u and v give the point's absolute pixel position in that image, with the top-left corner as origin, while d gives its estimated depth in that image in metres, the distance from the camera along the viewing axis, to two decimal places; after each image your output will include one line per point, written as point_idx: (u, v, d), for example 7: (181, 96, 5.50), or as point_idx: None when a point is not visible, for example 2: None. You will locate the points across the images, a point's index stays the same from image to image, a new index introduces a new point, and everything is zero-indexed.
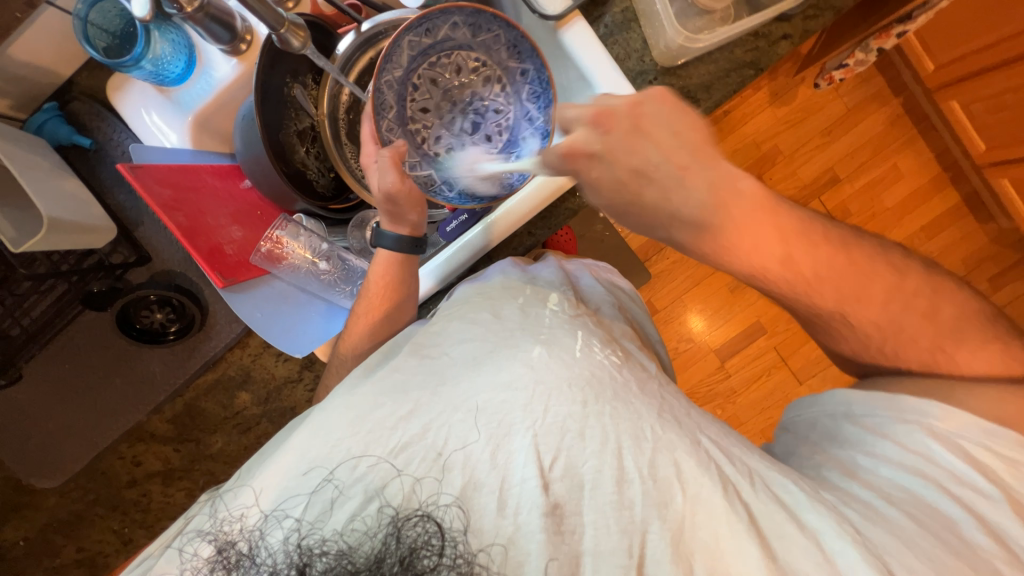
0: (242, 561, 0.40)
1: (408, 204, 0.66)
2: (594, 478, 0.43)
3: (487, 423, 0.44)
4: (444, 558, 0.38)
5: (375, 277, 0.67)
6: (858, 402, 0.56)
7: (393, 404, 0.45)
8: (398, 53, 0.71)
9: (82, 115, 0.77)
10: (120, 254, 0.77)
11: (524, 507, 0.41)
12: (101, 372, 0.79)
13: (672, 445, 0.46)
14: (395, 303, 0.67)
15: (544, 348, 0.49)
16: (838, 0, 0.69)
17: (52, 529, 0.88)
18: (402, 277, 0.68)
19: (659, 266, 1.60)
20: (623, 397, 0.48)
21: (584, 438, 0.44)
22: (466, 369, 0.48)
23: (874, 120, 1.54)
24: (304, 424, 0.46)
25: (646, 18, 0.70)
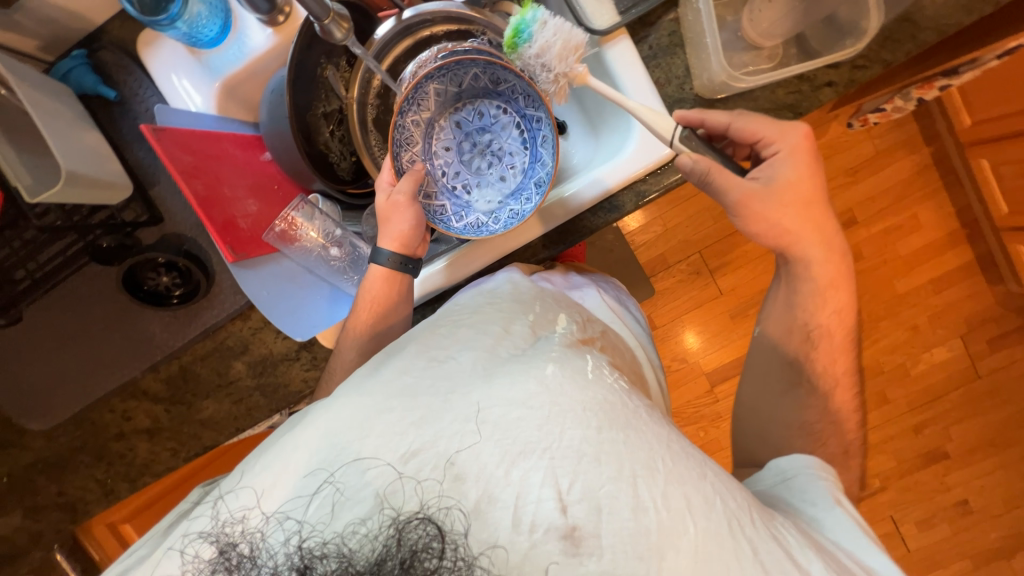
0: (244, 563, 0.42)
1: (392, 219, 0.69)
2: (611, 503, 0.42)
3: (502, 439, 0.44)
4: (444, 561, 0.40)
5: (367, 291, 0.69)
6: (793, 464, 0.59)
7: (403, 410, 0.45)
8: (422, 97, 0.74)
9: (109, 65, 0.75)
10: (133, 211, 0.77)
11: (541, 526, 0.41)
12: (102, 324, 0.79)
13: (682, 478, 0.45)
14: (391, 316, 0.68)
15: (557, 365, 0.49)
16: (889, 53, 0.67)
17: (34, 469, 0.89)
18: (396, 291, 0.70)
19: (665, 283, 1.60)
20: (634, 425, 0.47)
21: (600, 463, 0.43)
22: (480, 380, 0.47)
23: (901, 167, 1.53)
24: (304, 423, 0.47)
25: (692, 46, 0.69)
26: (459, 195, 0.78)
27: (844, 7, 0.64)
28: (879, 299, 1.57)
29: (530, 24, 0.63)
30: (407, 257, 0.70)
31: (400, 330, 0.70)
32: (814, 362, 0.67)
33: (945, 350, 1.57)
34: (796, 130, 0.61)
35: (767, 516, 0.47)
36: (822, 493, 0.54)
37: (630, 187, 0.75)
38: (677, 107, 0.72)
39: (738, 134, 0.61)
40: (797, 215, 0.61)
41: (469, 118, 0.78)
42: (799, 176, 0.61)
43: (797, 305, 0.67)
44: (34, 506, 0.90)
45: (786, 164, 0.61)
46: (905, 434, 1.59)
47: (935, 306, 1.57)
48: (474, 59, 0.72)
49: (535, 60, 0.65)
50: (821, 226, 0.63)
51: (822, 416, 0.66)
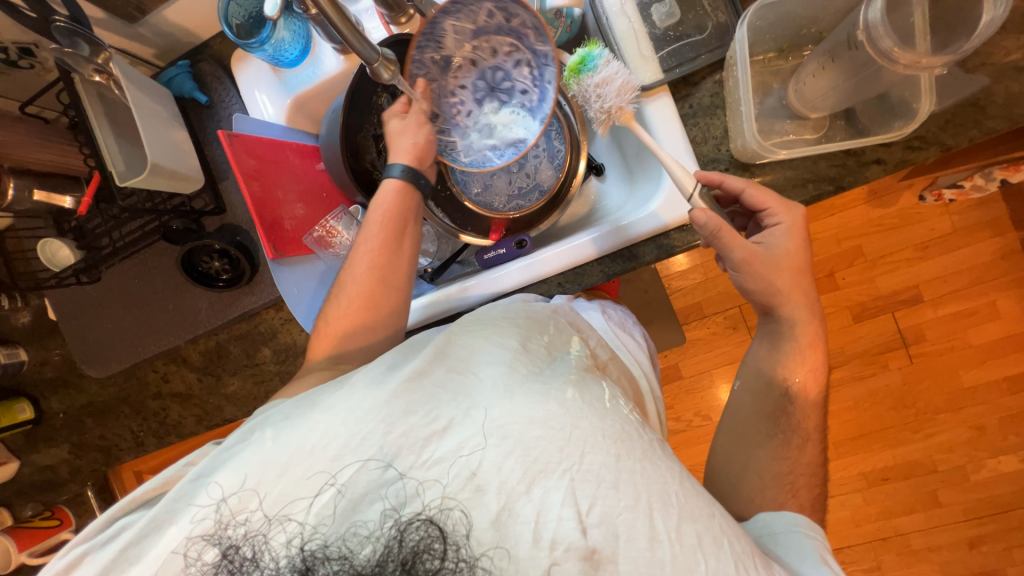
0: (246, 564, 0.44)
1: (407, 134, 0.74)
2: (627, 532, 0.43)
3: (523, 456, 0.44)
4: (446, 562, 0.43)
5: (380, 206, 0.72)
6: (778, 520, 0.59)
7: (425, 416, 0.46)
8: (440, 37, 0.73)
9: (205, 75, 0.88)
10: (202, 201, 0.87)
11: (561, 544, 0.42)
12: (160, 295, 0.89)
13: (694, 515, 0.44)
14: (404, 235, 0.73)
15: (576, 390, 0.49)
16: (950, 137, 0.63)
17: (85, 411, 1.00)
18: (405, 208, 0.73)
19: (696, 332, 1.54)
20: (651, 458, 0.46)
21: (618, 490, 0.43)
22: (498, 396, 0.46)
23: (981, 249, 1.39)
24: (323, 407, 0.47)
25: (731, 110, 0.69)
26: (467, 133, 0.80)
27: (898, 87, 0.61)
28: (942, 390, 1.42)
29: (596, 58, 0.68)
30: (417, 171, 0.74)
31: (409, 250, 0.73)
32: (789, 416, 0.67)
33: (1015, 460, 1.39)
34: (795, 209, 0.64)
35: (768, 566, 0.47)
36: (808, 551, 0.54)
37: (652, 238, 0.76)
38: (710, 167, 0.71)
39: (749, 201, 0.64)
40: (789, 282, 0.64)
41: (483, 58, 0.76)
42: (793, 249, 0.64)
43: (778, 360, 0.67)
44: (79, 444, 1.01)
45: (786, 237, 0.64)
46: (956, 546, 1.41)
47: (1007, 407, 1.40)
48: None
49: (593, 89, 0.66)
50: (807, 293, 0.66)
51: (792, 468, 0.65)
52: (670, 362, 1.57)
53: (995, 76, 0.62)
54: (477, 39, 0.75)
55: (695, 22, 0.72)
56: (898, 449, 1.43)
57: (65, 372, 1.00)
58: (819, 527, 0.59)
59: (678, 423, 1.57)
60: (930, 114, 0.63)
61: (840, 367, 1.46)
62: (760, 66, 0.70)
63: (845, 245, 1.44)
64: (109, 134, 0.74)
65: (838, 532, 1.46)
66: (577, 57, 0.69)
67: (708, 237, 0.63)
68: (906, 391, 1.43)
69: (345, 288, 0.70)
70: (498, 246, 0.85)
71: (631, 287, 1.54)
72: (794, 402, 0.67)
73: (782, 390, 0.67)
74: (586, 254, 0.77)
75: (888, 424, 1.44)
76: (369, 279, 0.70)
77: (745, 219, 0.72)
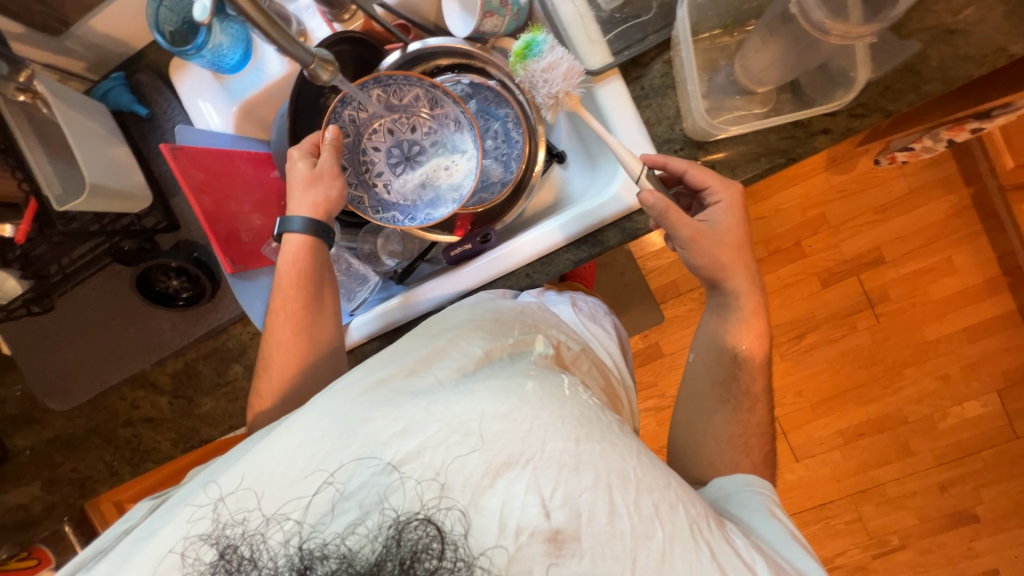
0: (245, 564, 0.44)
1: (318, 187, 0.72)
2: (589, 510, 0.43)
3: (487, 452, 0.44)
4: (444, 561, 0.43)
5: (285, 268, 0.71)
6: (728, 483, 0.62)
7: (386, 418, 0.45)
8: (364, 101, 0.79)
9: (144, 86, 0.84)
10: (153, 219, 0.83)
11: (526, 529, 0.42)
12: (119, 320, 0.86)
13: (651, 486, 0.45)
14: (321, 292, 0.72)
15: (536, 381, 0.49)
16: (891, 103, 0.65)
17: (53, 445, 0.97)
18: (317, 265, 0.72)
19: (674, 310, 1.57)
20: (609, 437, 0.47)
21: (578, 472, 0.44)
22: (463, 394, 0.46)
23: (934, 207, 1.45)
24: (285, 425, 0.47)
25: (681, 88, 0.69)
26: (379, 193, 0.84)
27: (838, 58, 0.62)
28: (907, 345, 1.48)
29: (541, 42, 0.69)
30: (321, 223, 0.72)
31: (330, 304, 0.73)
32: (739, 382, 0.69)
33: (977, 405, 1.47)
34: (732, 185, 0.66)
35: (722, 526, 0.49)
36: (758, 508, 0.56)
37: (616, 223, 0.77)
38: (666, 147, 0.72)
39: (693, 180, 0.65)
40: (732, 256, 0.67)
41: (401, 130, 0.84)
42: (733, 224, 0.66)
43: (725, 327, 0.69)
44: (51, 480, 0.98)
45: (726, 213, 0.66)
46: (928, 491, 1.49)
47: (967, 357, 1.47)
48: (420, 80, 0.79)
49: (540, 74, 0.68)
50: (748, 265, 0.68)
51: (744, 429, 0.67)
52: (651, 341, 1.59)
53: (928, 40, 0.64)
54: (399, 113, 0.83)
55: (640, 3, 0.72)
56: (870, 406, 1.50)
57: (27, 407, 0.96)
58: (767, 484, 0.61)
59: (662, 400, 1.60)
60: (869, 82, 0.65)
61: (811, 332, 1.51)
62: (706, 44, 0.71)
63: (809, 213, 1.48)
64: (41, 155, 0.71)
65: (819, 489, 1.52)
66: (522, 41, 0.70)
67: (657, 216, 0.64)
68: (874, 349, 1.49)
69: (271, 355, 0.70)
70: (464, 241, 0.83)
71: (607, 272, 1.55)
72: (743, 367, 0.69)
73: (748, 362, 0.69)
74: (554, 242, 0.77)
75: (859, 382, 1.50)
76: (294, 343, 0.70)
77: (689, 199, 0.74)
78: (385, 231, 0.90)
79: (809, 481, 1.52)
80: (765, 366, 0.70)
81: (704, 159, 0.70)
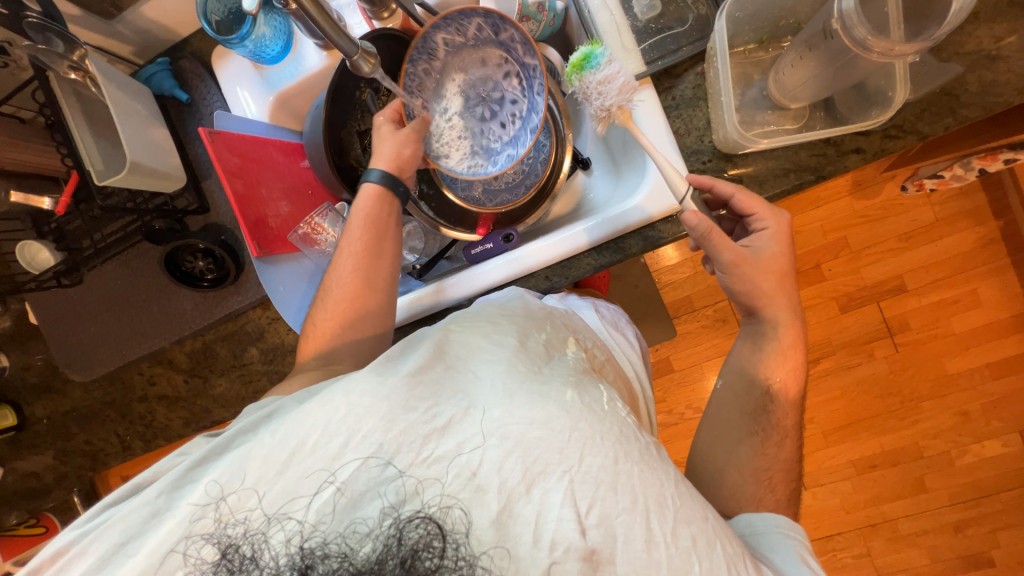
0: (246, 564, 0.43)
1: (393, 141, 0.73)
2: (625, 534, 0.43)
3: (523, 458, 0.43)
4: (444, 560, 0.42)
5: (361, 209, 0.73)
6: (759, 522, 0.60)
7: (427, 413, 0.45)
8: (432, 49, 0.78)
9: (186, 72, 0.87)
10: (185, 200, 0.86)
11: (561, 544, 0.42)
12: (143, 297, 0.88)
13: (689, 518, 0.45)
14: (386, 237, 0.73)
15: (575, 391, 0.49)
16: (927, 125, 0.64)
17: (70, 417, 0.99)
18: (388, 210, 0.74)
19: (687, 326, 1.55)
20: (648, 460, 0.46)
21: (616, 492, 0.44)
22: (499, 397, 0.46)
23: (962, 239, 1.42)
24: (319, 397, 0.45)
25: (713, 101, 0.69)
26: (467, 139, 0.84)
27: (875, 76, 0.62)
28: (926, 378, 1.44)
29: (599, 56, 0.67)
30: (395, 177, 0.74)
31: (392, 253, 0.74)
32: (769, 414, 0.68)
33: (999, 444, 1.42)
34: (781, 215, 0.66)
35: (757, 566, 0.48)
36: (791, 556, 0.54)
37: (639, 231, 0.76)
38: (694, 158, 0.72)
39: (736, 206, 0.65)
40: (773, 285, 0.66)
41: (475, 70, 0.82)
42: (777, 253, 0.66)
43: (761, 359, 0.68)
44: (64, 450, 1.00)
45: (772, 241, 0.66)
46: (943, 530, 1.44)
47: (989, 393, 1.43)
48: (474, 9, 0.74)
49: (595, 86, 0.65)
50: (790, 297, 0.68)
51: (770, 464, 0.66)
52: (662, 356, 1.57)
53: (969, 65, 0.63)
54: (467, 50, 0.81)
55: (676, 15, 0.72)
56: (883, 437, 1.46)
57: (49, 378, 0.98)
58: (800, 527, 0.59)
59: (670, 415, 1.58)
60: (906, 103, 0.64)
61: (827, 357, 1.48)
62: (741, 57, 0.71)
63: (830, 237, 1.46)
64: (87, 133, 0.74)
65: (828, 520, 1.48)
66: (581, 53, 0.68)
67: (699, 238, 0.64)
68: (892, 379, 1.46)
69: (332, 293, 0.70)
70: (484, 240, 0.85)
71: (621, 283, 1.55)
72: (775, 400, 0.68)
73: (762, 385, 0.68)
74: (577, 246, 0.77)
75: (875, 412, 1.46)
76: (354, 282, 0.70)
77: (731, 223, 0.74)
78: (408, 226, 0.93)
79: (818, 510, 1.48)
80: (798, 402, 0.69)
81: (733, 171, 0.70)
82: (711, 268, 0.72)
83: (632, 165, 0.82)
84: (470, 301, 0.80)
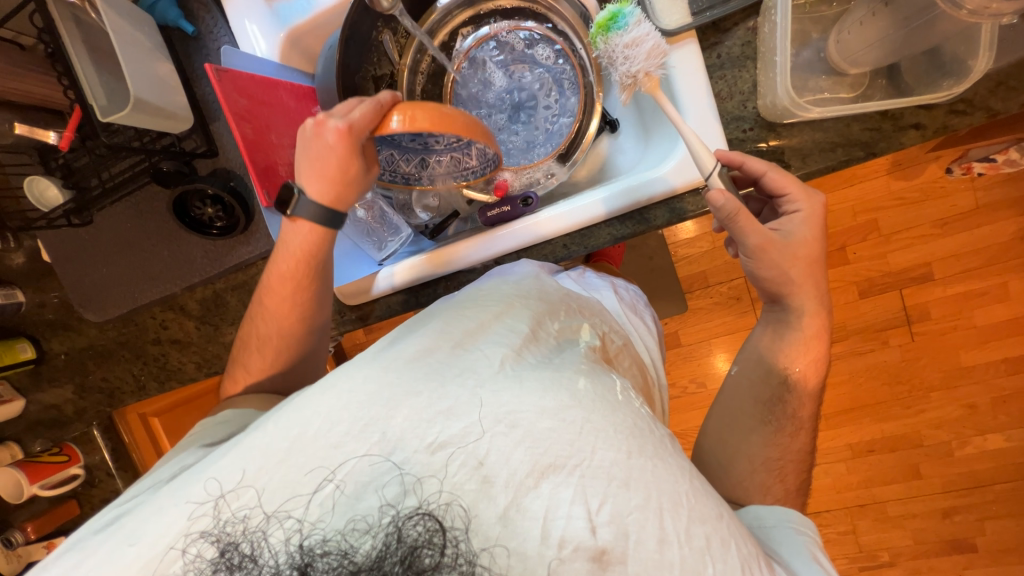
0: (246, 562, 0.43)
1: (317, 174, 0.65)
2: (638, 533, 0.42)
3: (533, 448, 0.43)
4: (445, 558, 0.41)
5: (295, 245, 0.67)
6: (766, 514, 0.59)
7: (431, 396, 0.44)
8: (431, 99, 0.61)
9: (192, 1, 0.82)
10: (193, 141, 0.83)
11: (570, 542, 0.41)
12: (153, 241, 0.87)
13: (703, 516, 0.44)
14: (314, 279, 0.68)
15: (588, 379, 0.48)
16: (999, 101, 0.58)
17: (86, 353, 1.01)
18: (323, 253, 0.68)
19: (700, 302, 1.52)
20: (661, 455, 0.46)
21: (629, 489, 0.43)
22: (505, 379, 0.46)
23: (1001, 228, 1.34)
24: (320, 386, 0.45)
25: (763, 62, 0.63)
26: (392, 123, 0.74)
27: (953, 40, 0.55)
28: (939, 369, 1.42)
29: (627, 16, 0.61)
30: (334, 212, 0.67)
31: (323, 295, 0.70)
32: (786, 404, 0.66)
33: (1002, 439, 1.41)
34: (816, 196, 0.62)
35: (772, 567, 0.47)
36: (800, 549, 0.53)
37: (665, 203, 0.72)
38: (733, 125, 0.66)
39: (768, 185, 0.61)
40: (802, 272, 0.63)
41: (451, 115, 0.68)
42: (811, 237, 0.62)
43: (781, 348, 0.67)
44: (82, 385, 1.02)
45: (803, 225, 0.62)
46: (932, 516, 1.46)
47: (1001, 388, 1.40)
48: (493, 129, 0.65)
49: (622, 50, 0.59)
50: (819, 285, 0.65)
51: (782, 455, 0.65)
52: (670, 330, 1.56)
53: None
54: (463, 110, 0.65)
55: None
56: (886, 423, 1.46)
57: (65, 314, 1.00)
58: (810, 522, 0.58)
59: (673, 389, 1.59)
60: (982, 75, 0.58)
61: (840, 342, 1.45)
62: (800, 12, 0.64)
63: (861, 218, 1.39)
64: (88, 64, 0.71)
65: (819, 498, 1.51)
66: (608, 12, 0.62)
67: (725, 220, 0.60)
68: (904, 368, 1.43)
69: (257, 324, 0.69)
70: (501, 202, 0.81)
71: (636, 253, 1.51)
72: (792, 390, 0.66)
73: (779, 374, 0.66)
74: (595, 215, 0.73)
75: (882, 399, 1.45)
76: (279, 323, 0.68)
77: (759, 203, 0.70)
78: None
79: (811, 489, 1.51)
80: (817, 395, 0.67)
81: (776, 142, 0.65)
82: (734, 250, 0.68)
83: (662, 132, 0.77)
84: (484, 266, 0.78)
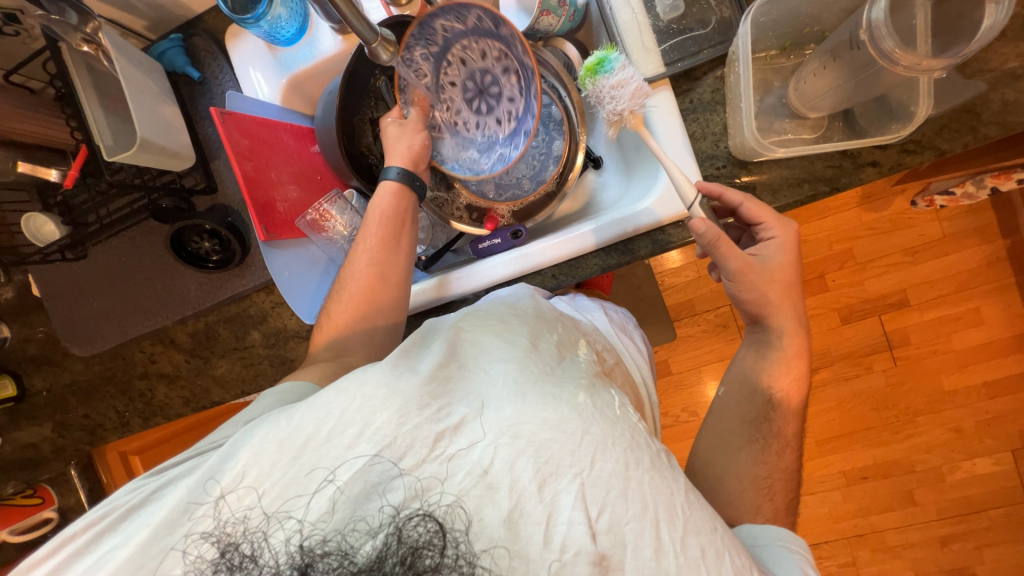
0: (246, 562, 0.43)
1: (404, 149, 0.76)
2: (634, 541, 0.43)
3: (536, 457, 0.43)
4: (445, 559, 0.42)
5: (379, 206, 0.74)
6: (758, 532, 0.60)
7: (437, 409, 0.45)
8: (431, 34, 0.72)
9: (199, 49, 0.87)
10: (193, 179, 0.86)
11: (571, 547, 0.42)
12: (147, 274, 0.88)
13: (698, 528, 0.45)
14: (402, 233, 0.74)
15: (587, 395, 0.49)
16: (945, 142, 0.64)
17: (70, 390, 0.99)
18: (404, 207, 0.75)
19: (688, 329, 1.55)
20: (659, 468, 0.46)
21: (627, 498, 0.44)
22: (510, 395, 0.46)
23: (968, 256, 1.41)
24: (332, 388, 0.46)
25: (731, 107, 0.69)
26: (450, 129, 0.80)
27: (897, 90, 0.61)
28: (923, 393, 1.45)
29: (613, 61, 0.66)
30: (412, 174, 0.76)
31: (408, 246, 0.74)
32: (772, 422, 0.68)
33: (990, 463, 1.42)
34: (789, 225, 0.65)
35: None
36: (791, 565, 0.55)
37: (649, 233, 0.76)
38: (708, 163, 0.72)
39: (745, 216, 0.65)
40: (779, 294, 0.66)
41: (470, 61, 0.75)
42: (786, 262, 0.65)
43: (763, 368, 0.69)
44: (62, 423, 1.00)
45: (779, 250, 0.65)
46: (930, 544, 1.45)
47: (985, 411, 1.43)
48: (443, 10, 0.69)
49: (608, 90, 0.64)
50: (796, 306, 0.68)
51: (770, 472, 0.66)
52: (661, 358, 1.58)
53: (992, 82, 0.62)
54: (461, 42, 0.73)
55: (698, 16, 0.71)
56: (877, 449, 1.46)
57: (50, 349, 0.98)
58: (801, 540, 0.59)
59: (665, 417, 1.59)
60: (928, 118, 0.64)
61: (826, 367, 1.48)
62: (763, 63, 0.71)
63: (837, 247, 1.46)
64: (97, 107, 0.74)
65: (815, 528, 1.49)
66: (595, 58, 0.67)
67: (707, 245, 0.63)
68: (888, 393, 1.46)
69: (346, 285, 0.71)
70: (494, 234, 0.84)
71: (625, 284, 1.54)
72: (776, 408, 0.68)
73: (766, 396, 0.68)
74: (585, 245, 0.76)
75: (870, 423, 1.47)
76: (369, 275, 0.70)
77: (739, 231, 0.74)
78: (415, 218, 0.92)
79: (807, 518, 1.49)
80: (799, 414, 0.70)
81: (747, 178, 0.70)
82: (717, 274, 0.71)
83: (645, 167, 0.82)
84: (475, 295, 0.80)
